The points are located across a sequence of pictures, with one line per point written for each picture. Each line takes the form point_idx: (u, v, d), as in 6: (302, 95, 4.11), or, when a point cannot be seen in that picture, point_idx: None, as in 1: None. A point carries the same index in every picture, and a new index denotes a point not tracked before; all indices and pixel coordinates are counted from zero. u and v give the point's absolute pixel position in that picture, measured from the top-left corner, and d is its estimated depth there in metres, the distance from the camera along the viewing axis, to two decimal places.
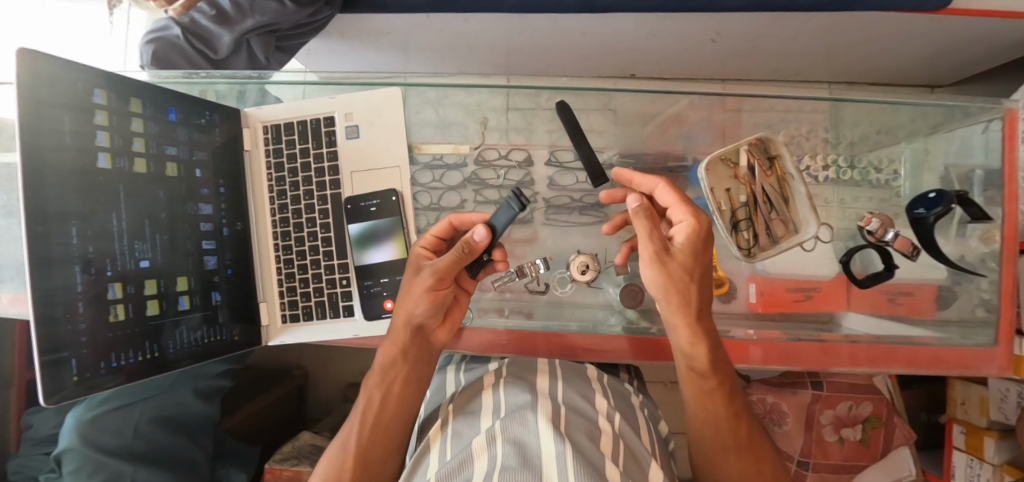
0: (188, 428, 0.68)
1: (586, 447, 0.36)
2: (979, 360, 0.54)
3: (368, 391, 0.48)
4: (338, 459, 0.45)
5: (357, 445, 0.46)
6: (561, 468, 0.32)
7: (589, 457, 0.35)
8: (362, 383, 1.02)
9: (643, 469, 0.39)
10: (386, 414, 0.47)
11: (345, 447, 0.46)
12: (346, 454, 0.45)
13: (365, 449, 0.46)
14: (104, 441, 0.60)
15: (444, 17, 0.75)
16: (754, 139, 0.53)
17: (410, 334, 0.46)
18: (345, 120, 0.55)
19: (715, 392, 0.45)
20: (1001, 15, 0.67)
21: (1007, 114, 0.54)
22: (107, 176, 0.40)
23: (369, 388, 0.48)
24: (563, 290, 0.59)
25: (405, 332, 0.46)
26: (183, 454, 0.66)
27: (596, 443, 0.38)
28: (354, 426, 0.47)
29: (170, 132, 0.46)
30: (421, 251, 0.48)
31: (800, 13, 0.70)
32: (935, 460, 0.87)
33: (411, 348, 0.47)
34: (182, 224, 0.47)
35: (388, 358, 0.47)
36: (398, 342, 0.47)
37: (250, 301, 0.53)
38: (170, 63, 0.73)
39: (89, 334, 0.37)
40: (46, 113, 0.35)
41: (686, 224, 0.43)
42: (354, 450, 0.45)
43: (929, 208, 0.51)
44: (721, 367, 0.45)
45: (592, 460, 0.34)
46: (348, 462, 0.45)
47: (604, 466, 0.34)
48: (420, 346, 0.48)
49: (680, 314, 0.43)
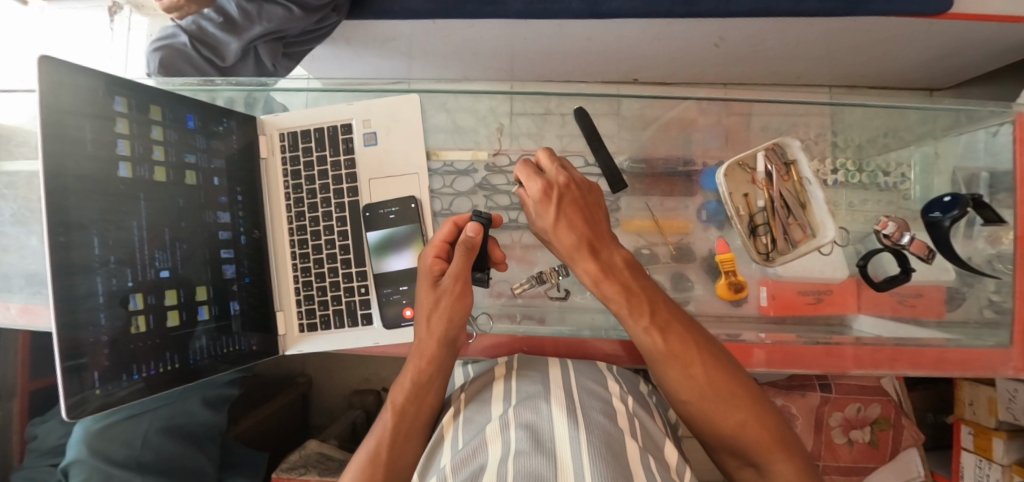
0: (194, 437, 0.67)
1: (605, 426, 0.36)
2: (997, 362, 0.53)
3: (395, 402, 0.47)
4: (365, 468, 0.43)
5: (385, 454, 0.44)
6: (577, 452, 0.32)
7: (608, 435, 0.35)
8: (367, 390, 1.01)
9: (659, 447, 0.38)
10: (416, 421, 0.46)
11: (372, 457, 0.44)
12: (374, 464, 0.43)
13: (394, 457, 0.44)
14: (113, 454, 0.59)
15: (450, 23, 0.76)
16: (772, 145, 0.55)
17: (440, 343, 0.48)
18: (363, 127, 0.55)
19: (667, 333, 0.45)
20: (1001, 19, 0.68)
21: (1017, 117, 0.54)
22: (128, 185, 0.40)
23: (396, 398, 0.47)
24: (583, 297, 0.59)
25: (436, 341, 0.47)
26: (189, 463, 0.64)
27: (614, 422, 0.37)
28: (381, 436, 0.45)
29: (189, 140, 0.46)
30: (434, 261, 0.48)
31: (804, 18, 0.71)
32: (943, 462, 0.87)
33: (440, 357, 0.48)
34: (201, 232, 0.46)
35: (417, 367, 0.47)
36: (428, 351, 0.47)
37: (268, 310, 0.53)
38: (177, 71, 0.72)
39: (109, 347, 0.37)
40: (68, 121, 0.35)
41: (540, 186, 0.48)
42: (383, 460, 0.43)
43: (945, 211, 0.51)
44: (658, 306, 0.46)
45: (610, 437, 0.34)
46: (377, 470, 0.43)
47: (625, 442, 0.34)
48: (448, 355, 0.48)
49: (570, 257, 0.48)
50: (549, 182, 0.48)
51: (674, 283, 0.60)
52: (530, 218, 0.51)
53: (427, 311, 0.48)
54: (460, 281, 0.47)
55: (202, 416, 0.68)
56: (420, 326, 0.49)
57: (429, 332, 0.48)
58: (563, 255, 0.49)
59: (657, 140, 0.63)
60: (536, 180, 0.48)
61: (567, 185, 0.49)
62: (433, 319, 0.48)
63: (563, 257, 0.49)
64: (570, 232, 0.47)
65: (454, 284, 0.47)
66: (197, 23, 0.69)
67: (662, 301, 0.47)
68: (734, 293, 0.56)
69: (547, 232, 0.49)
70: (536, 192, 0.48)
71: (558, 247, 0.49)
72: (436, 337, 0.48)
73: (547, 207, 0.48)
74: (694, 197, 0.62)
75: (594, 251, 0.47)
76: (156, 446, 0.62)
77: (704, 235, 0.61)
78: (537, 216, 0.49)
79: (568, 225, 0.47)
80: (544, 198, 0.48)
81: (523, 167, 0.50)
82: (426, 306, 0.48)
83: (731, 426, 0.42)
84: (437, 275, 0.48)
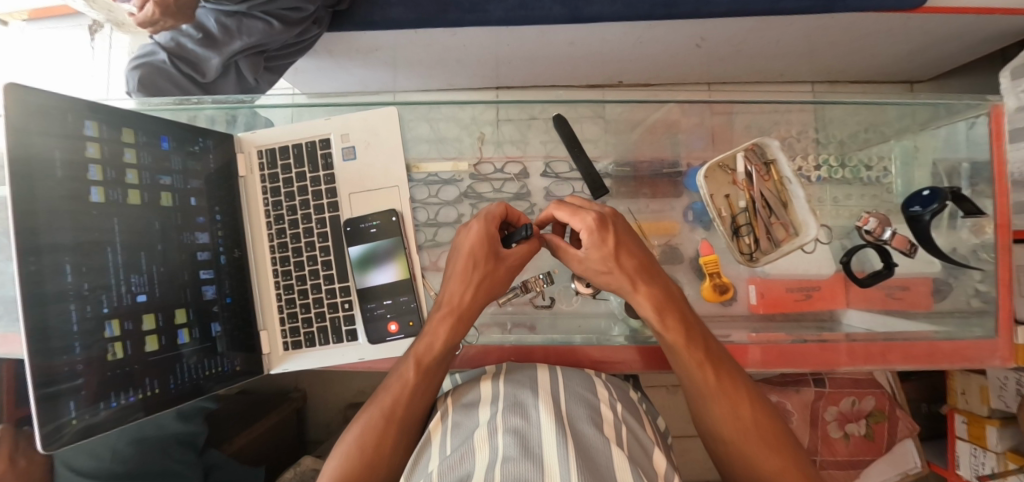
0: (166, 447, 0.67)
1: (589, 433, 0.36)
2: (983, 354, 0.54)
3: (420, 359, 0.46)
4: (380, 425, 0.44)
5: (403, 409, 0.45)
6: (562, 457, 0.32)
7: (593, 445, 0.34)
8: (360, 403, 0.99)
9: (647, 456, 0.38)
10: (435, 379, 0.47)
11: (388, 412, 0.45)
12: (390, 420, 0.44)
13: (410, 412, 0.45)
14: (73, 463, 0.61)
15: (431, 32, 0.75)
16: (751, 145, 0.55)
17: (472, 299, 0.48)
18: (341, 142, 0.55)
19: (690, 338, 0.44)
20: (976, 11, 0.69)
21: (992, 110, 0.54)
22: (100, 210, 0.39)
23: (423, 355, 0.47)
24: (569, 304, 0.59)
25: (473, 302, 0.48)
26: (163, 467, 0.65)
27: (600, 429, 0.37)
28: (399, 392, 0.45)
29: (163, 161, 0.45)
30: (491, 230, 0.48)
31: (782, 17, 0.71)
32: (940, 451, 0.87)
33: (472, 318, 0.49)
34: (179, 255, 0.46)
35: (449, 327, 0.47)
36: (462, 312, 0.48)
37: (251, 330, 0.52)
38: (158, 89, 0.71)
39: (85, 376, 0.36)
40: (33, 145, 0.35)
41: (612, 216, 0.46)
42: (398, 415, 0.45)
43: (924, 206, 0.52)
44: (678, 316, 0.45)
45: (596, 449, 0.34)
46: (391, 427, 0.44)
47: (610, 452, 0.34)
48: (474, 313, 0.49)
49: (606, 285, 0.47)
50: (601, 215, 0.45)
51: None
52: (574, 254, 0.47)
53: (475, 277, 0.48)
54: (523, 262, 0.50)
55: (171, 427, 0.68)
56: (457, 285, 0.48)
57: (467, 290, 0.48)
58: (608, 283, 0.47)
59: (642, 143, 0.63)
60: (586, 218, 0.44)
61: (615, 218, 0.47)
62: (478, 287, 0.48)
63: (616, 284, 0.46)
64: (628, 260, 0.45)
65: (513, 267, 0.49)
66: (175, 40, 0.68)
67: (680, 309, 0.46)
68: (719, 295, 0.57)
69: (590, 263, 0.46)
70: (589, 226, 0.44)
71: (605, 278, 0.46)
72: (475, 300, 0.48)
73: (597, 239, 0.44)
74: (679, 199, 0.62)
75: (642, 276, 0.45)
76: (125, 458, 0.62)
77: (690, 236, 0.61)
78: (590, 251, 0.45)
79: (626, 255, 0.45)
80: (602, 229, 0.44)
81: (583, 211, 0.45)
82: (475, 273, 0.48)
83: (723, 424, 0.43)
84: (496, 244, 0.48)
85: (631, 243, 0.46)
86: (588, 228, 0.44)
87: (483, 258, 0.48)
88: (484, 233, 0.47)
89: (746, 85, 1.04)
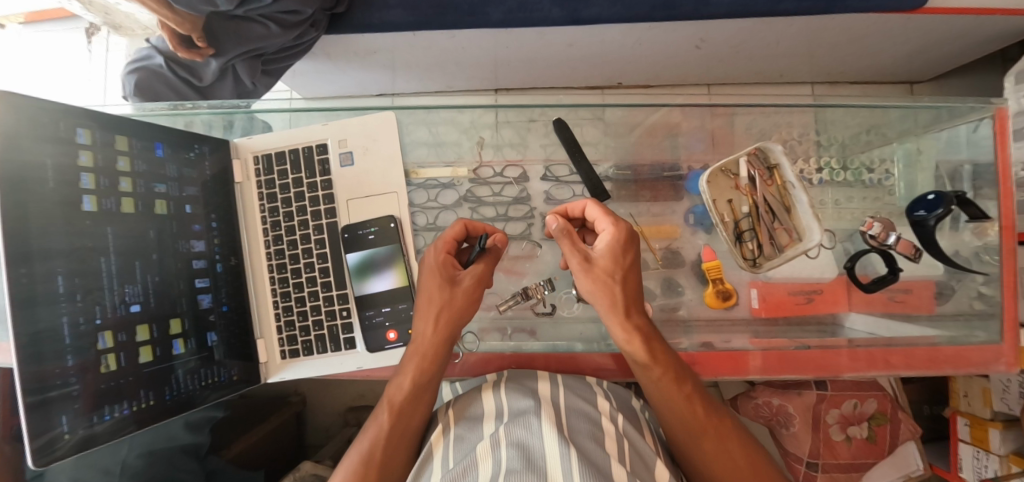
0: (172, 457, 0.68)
1: (591, 449, 0.35)
2: (987, 358, 0.54)
3: (392, 400, 0.46)
4: (359, 470, 0.43)
5: (381, 454, 0.44)
6: (565, 474, 0.31)
7: (594, 459, 0.34)
8: (361, 407, 0.99)
9: (648, 467, 0.38)
10: (409, 421, 0.45)
11: (367, 457, 0.43)
12: (368, 465, 0.43)
13: (386, 458, 0.44)
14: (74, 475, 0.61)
15: (430, 34, 0.75)
16: (753, 150, 0.55)
17: (440, 341, 0.46)
18: (339, 147, 0.54)
19: (692, 398, 0.44)
20: (977, 12, 0.69)
21: (996, 113, 0.54)
22: (93, 219, 0.38)
23: (394, 397, 0.46)
24: (570, 311, 0.58)
25: (437, 337, 0.46)
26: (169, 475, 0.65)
27: (601, 444, 0.37)
28: (376, 434, 0.44)
29: (158, 169, 0.45)
30: (445, 257, 0.48)
31: (783, 17, 0.71)
32: (942, 454, 0.87)
33: (440, 353, 0.46)
34: (174, 263, 0.45)
35: (415, 364, 0.46)
36: (426, 348, 0.46)
37: (248, 338, 0.51)
38: (155, 94, 0.72)
39: (78, 388, 0.36)
40: (25, 155, 0.34)
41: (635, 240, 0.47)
42: (377, 459, 0.43)
43: (929, 210, 0.51)
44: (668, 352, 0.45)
45: (598, 465, 0.33)
46: (370, 471, 0.43)
47: (612, 469, 0.33)
48: (447, 355, 0.47)
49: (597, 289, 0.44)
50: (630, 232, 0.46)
51: (664, 288, 0.59)
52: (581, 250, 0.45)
53: (437, 311, 0.46)
54: (481, 283, 0.48)
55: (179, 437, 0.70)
56: (422, 319, 0.47)
57: (433, 327, 0.46)
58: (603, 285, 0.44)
59: (643, 146, 0.62)
60: (618, 224, 0.45)
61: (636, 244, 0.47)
62: (439, 319, 0.46)
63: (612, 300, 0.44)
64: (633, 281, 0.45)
65: (474, 288, 0.47)
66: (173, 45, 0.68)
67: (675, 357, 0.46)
68: (722, 301, 0.57)
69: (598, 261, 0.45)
70: (620, 231, 0.45)
71: (600, 285, 0.44)
72: (444, 339, 0.46)
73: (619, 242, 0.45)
74: (680, 202, 0.61)
75: (635, 308, 0.45)
76: (136, 468, 0.64)
77: (692, 239, 0.60)
78: (607, 251, 0.44)
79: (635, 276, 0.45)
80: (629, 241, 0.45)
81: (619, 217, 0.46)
82: (434, 304, 0.46)
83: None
84: (452, 270, 0.47)
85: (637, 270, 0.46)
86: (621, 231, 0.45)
87: (448, 287, 0.46)
88: (447, 258, 0.47)
89: (746, 86, 1.03)
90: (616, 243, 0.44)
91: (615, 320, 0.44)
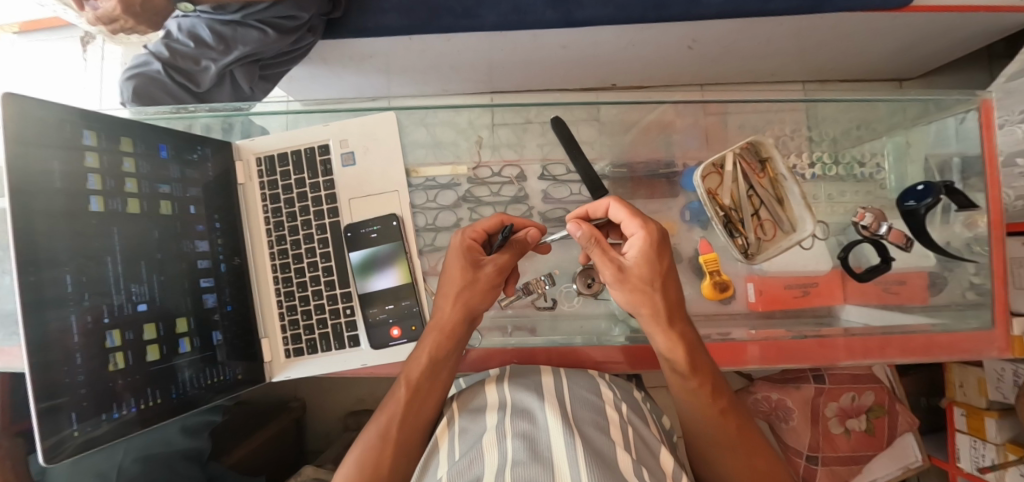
0: (171, 462, 0.66)
1: (594, 438, 0.36)
2: (979, 345, 0.55)
3: (410, 377, 0.46)
4: (376, 448, 0.43)
5: (397, 432, 0.44)
6: (568, 459, 0.32)
7: (599, 448, 0.34)
8: (361, 410, 0.98)
9: (654, 456, 0.38)
10: (426, 399, 0.46)
11: (384, 434, 0.44)
12: (385, 442, 0.43)
13: (404, 436, 0.44)
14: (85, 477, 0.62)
15: (425, 38, 0.76)
16: (745, 143, 0.54)
17: (461, 319, 0.47)
18: (340, 147, 0.55)
19: (736, 425, 0.43)
20: (961, 10, 0.71)
21: (982, 105, 0.55)
22: (99, 218, 0.39)
23: (411, 373, 0.46)
24: (570, 305, 0.59)
25: (458, 317, 0.47)
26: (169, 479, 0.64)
27: (605, 433, 0.37)
28: (392, 412, 0.45)
29: (162, 170, 0.45)
30: (470, 242, 0.49)
31: (772, 18, 0.73)
32: (940, 444, 0.88)
33: (459, 333, 0.47)
34: (179, 263, 0.45)
35: (434, 341, 0.47)
36: (448, 325, 0.47)
37: (252, 338, 0.52)
38: (152, 99, 0.70)
39: (89, 386, 0.36)
40: (36, 157, 0.35)
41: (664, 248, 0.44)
42: (394, 437, 0.44)
43: (919, 200, 0.52)
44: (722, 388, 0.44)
45: (602, 453, 0.34)
46: (387, 449, 0.43)
47: (616, 456, 0.34)
48: (467, 330, 0.48)
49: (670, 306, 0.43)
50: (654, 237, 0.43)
51: None
52: (656, 230, 0.43)
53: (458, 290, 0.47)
54: (504, 270, 0.49)
55: (176, 442, 0.68)
56: (443, 298, 0.47)
57: (455, 309, 0.47)
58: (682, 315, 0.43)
59: (638, 144, 0.63)
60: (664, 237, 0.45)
61: (666, 246, 0.44)
62: (461, 300, 0.47)
63: (649, 315, 0.43)
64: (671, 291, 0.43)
65: (498, 276, 0.48)
66: (171, 50, 0.68)
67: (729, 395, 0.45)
68: (719, 293, 0.56)
69: (660, 263, 0.43)
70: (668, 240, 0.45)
71: (638, 295, 0.42)
72: (467, 316, 0.47)
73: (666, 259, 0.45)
74: (675, 199, 0.62)
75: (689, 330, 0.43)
76: (133, 474, 0.63)
77: (688, 235, 0.61)
78: (641, 262, 0.42)
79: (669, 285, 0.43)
80: (649, 250, 0.42)
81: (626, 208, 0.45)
82: (456, 285, 0.47)
83: None
84: (478, 256, 0.49)
85: (654, 282, 0.42)
86: (659, 237, 0.43)
87: (478, 272, 0.47)
88: (474, 247, 0.49)
89: (737, 85, 1.05)
90: (646, 259, 0.42)
91: (699, 362, 0.43)
